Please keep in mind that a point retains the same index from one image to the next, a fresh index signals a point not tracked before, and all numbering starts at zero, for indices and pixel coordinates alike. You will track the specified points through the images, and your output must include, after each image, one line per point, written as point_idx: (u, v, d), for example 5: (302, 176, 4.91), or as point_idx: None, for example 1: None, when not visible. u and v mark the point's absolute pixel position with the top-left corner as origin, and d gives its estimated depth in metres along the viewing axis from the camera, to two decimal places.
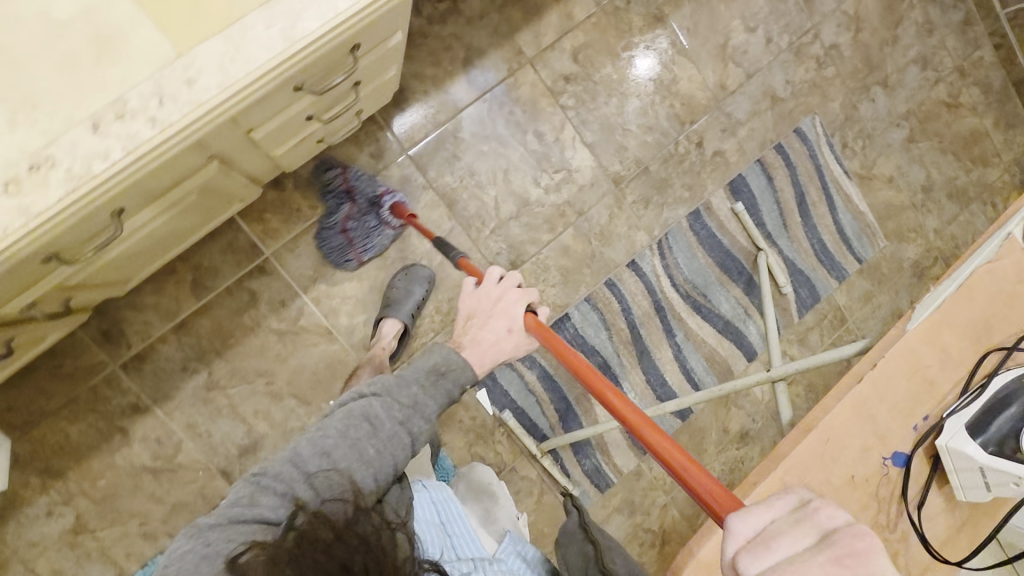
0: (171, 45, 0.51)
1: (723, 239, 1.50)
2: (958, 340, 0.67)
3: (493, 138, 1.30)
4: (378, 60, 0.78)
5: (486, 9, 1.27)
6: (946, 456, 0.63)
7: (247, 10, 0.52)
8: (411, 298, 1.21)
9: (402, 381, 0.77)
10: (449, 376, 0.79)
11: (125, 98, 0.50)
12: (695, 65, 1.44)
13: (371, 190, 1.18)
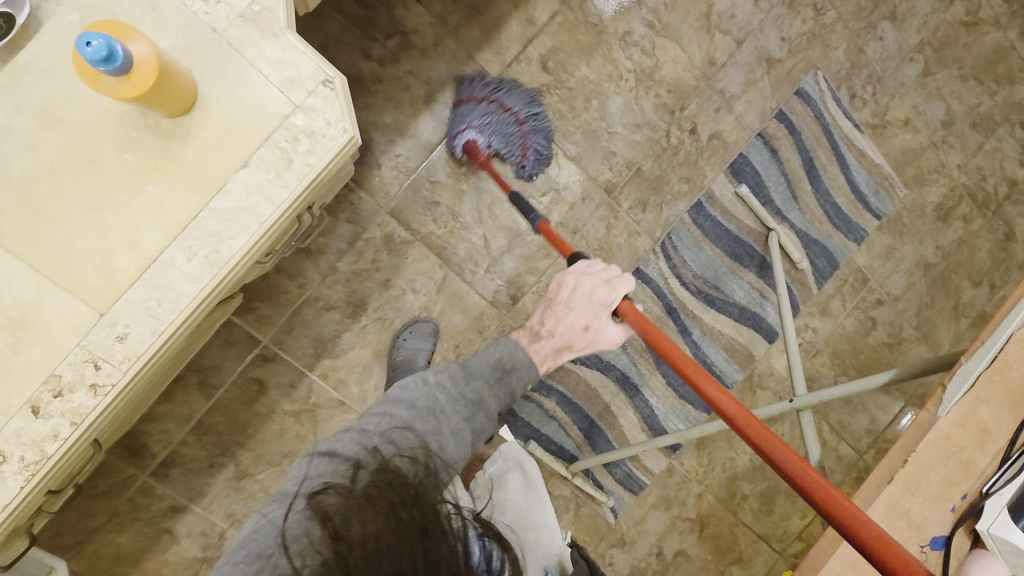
0: (91, 307, 0.58)
1: (729, 225, 1.41)
2: (996, 413, 0.64)
3: (471, 174, 1.22)
4: (332, 182, 0.79)
5: (440, 36, 1.17)
6: (988, 540, 0.59)
7: (161, 248, 0.59)
8: (419, 354, 1.15)
9: (471, 371, 0.79)
10: (513, 372, 0.80)
11: (59, 373, 0.57)
12: (678, 44, 1.33)
13: (504, 148, 1.18)
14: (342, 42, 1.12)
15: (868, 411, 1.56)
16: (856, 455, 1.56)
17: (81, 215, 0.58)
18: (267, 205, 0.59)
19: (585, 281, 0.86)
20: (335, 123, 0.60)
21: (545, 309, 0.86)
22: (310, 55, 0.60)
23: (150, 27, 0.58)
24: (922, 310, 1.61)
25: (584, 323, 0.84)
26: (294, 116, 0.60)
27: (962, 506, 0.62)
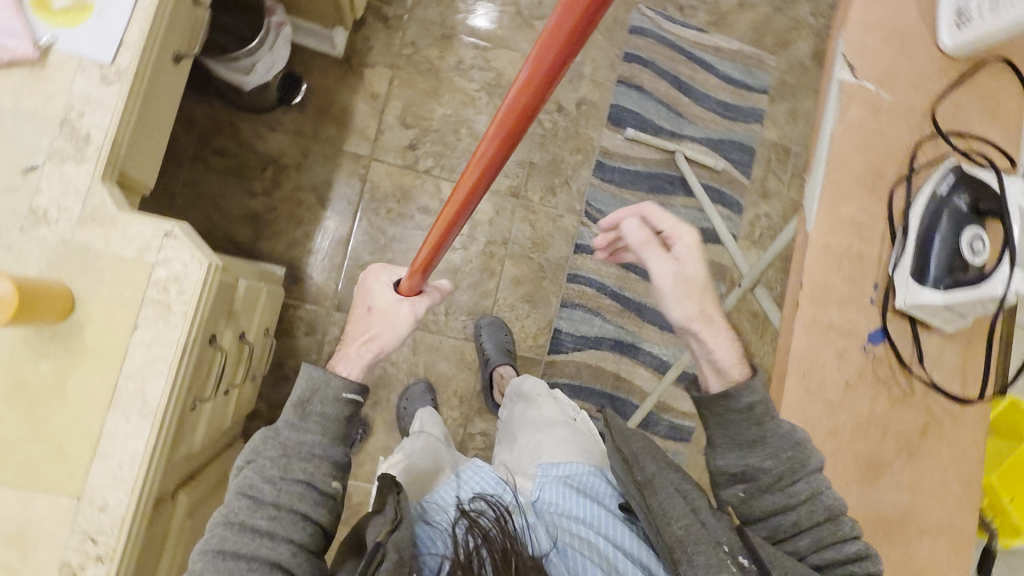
0: (66, 494, 0.60)
1: (636, 166, 1.49)
2: (857, 204, 0.69)
3: (391, 242, 1.32)
4: (244, 304, 0.84)
5: (306, 146, 1.30)
6: (912, 310, 0.67)
7: (101, 420, 0.61)
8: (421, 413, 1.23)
9: (270, 433, 0.67)
10: (315, 397, 0.70)
11: (67, 560, 0.60)
12: (507, 46, 1.44)
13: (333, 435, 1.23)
14: (228, 193, 1.25)
15: None
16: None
17: (22, 430, 0.60)
18: (168, 346, 0.63)
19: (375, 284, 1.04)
20: (192, 260, 0.63)
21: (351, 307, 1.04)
22: (147, 219, 0.64)
23: (14, 263, 0.61)
24: None
25: (387, 293, 1.02)
26: (156, 272, 0.63)
27: (878, 297, 0.68)
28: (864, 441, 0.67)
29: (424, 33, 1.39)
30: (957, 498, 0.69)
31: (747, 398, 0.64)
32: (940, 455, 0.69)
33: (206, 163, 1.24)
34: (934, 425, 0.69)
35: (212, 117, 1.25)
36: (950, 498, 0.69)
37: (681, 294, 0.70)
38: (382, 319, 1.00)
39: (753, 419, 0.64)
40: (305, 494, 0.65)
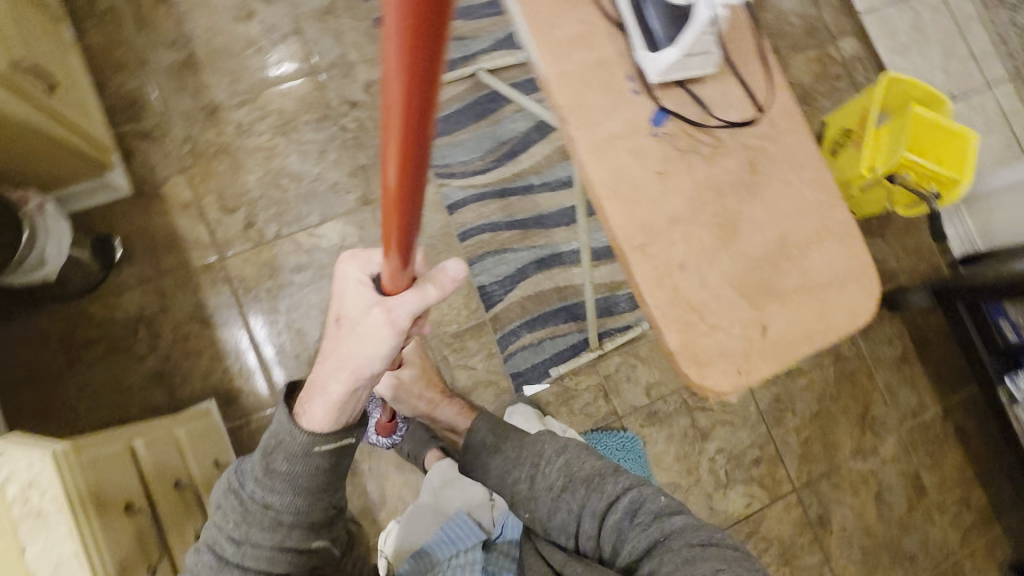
0: None
1: (454, 107, 1.48)
2: (564, 23, 0.69)
3: (289, 314, 1.32)
4: (147, 458, 0.92)
5: (159, 288, 1.28)
6: (665, 77, 0.68)
7: None
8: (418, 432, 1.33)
9: (239, 486, 0.76)
10: (283, 458, 0.74)
11: None
12: (270, 82, 1.40)
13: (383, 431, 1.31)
14: (119, 372, 1.24)
15: None
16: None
17: None
18: (61, 536, 0.71)
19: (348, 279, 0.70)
20: (33, 462, 0.72)
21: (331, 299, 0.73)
22: None
23: None
24: None
25: (364, 293, 0.68)
26: (11, 491, 0.71)
27: (637, 84, 0.69)
28: (705, 208, 0.69)
29: (190, 123, 1.36)
30: (817, 199, 0.71)
31: (476, 438, 1.06)
32: (779, 174, 0.71)
33: (81, 362, 1.23)
34: (758, 153, 0.71)
35: (59, 321, 1.23)
36: (811, 202, 0.71)
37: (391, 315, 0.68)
38: (353, 338, 0.68)
39: (488, 441, 1.04)
40: (271, 557, 0.74)
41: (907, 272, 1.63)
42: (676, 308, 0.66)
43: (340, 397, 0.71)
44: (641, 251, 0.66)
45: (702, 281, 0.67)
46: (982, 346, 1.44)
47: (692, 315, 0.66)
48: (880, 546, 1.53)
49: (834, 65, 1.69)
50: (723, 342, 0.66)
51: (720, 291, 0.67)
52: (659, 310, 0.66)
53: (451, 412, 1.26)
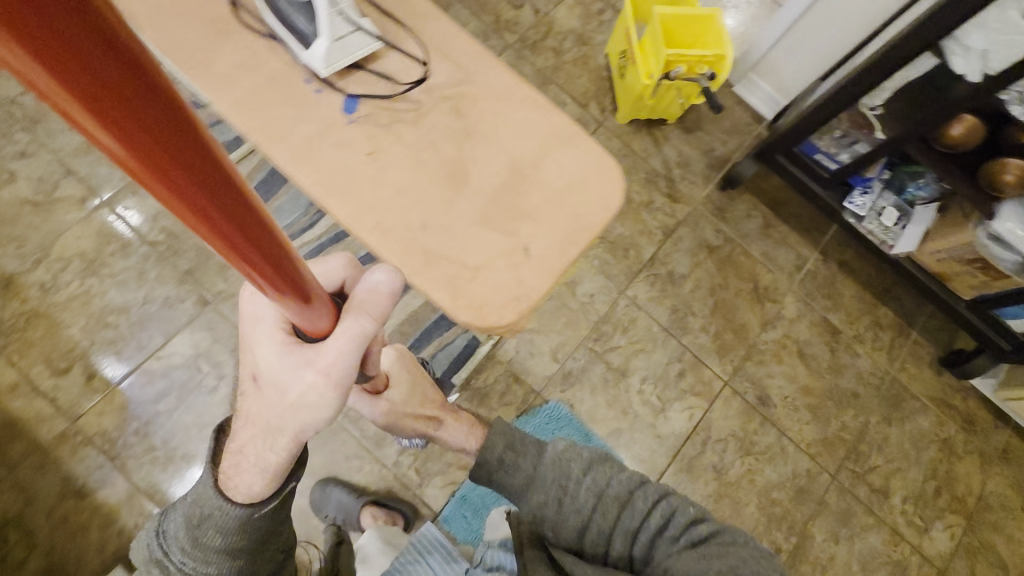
0: None
1: (256, 177, 1.47)
2: (235, 75, 0.85)
3: (168, 444, 1.28)
4: None
5: (20, 479, 1.22)
6: (336, 66, 0.85)
7: None
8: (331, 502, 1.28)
9: (172, 553, 0.67)
10: (212, 526, 0.64)
11: None
12: (60, 233, 1.37)
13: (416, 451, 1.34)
14: None
15: None
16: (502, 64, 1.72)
17: None
18: None
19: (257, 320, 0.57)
20: None
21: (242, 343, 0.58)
22: None
23: None
24: None
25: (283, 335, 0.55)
26: None
27: (320, 87, 0.86)
28: (421, 165, 0.83)
29: None
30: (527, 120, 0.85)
31: (493, 456, 0.94)
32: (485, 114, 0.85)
33: None
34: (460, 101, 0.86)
35: None
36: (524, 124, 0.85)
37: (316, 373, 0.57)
38: (275, 397, 0.55)
39: (504, 460, 0.94)
40: None
41: (733, 151, 1.76)
42: (438, 264, 0.78)
43: (288, 471, 0.62)
44: (383, 229, 0.79)
45: (453, 231, 0.80)
46: (815, 186, 1.50)
47: (455, 267, 0.78)
48: (824, 398, 1.57)
49: (591, 6, 1.83)
50: (490, 273, 0.79)
51: (471, 232, 0.80)
52: (420, 273, 0.78)
53: (461, 434, 1.14)
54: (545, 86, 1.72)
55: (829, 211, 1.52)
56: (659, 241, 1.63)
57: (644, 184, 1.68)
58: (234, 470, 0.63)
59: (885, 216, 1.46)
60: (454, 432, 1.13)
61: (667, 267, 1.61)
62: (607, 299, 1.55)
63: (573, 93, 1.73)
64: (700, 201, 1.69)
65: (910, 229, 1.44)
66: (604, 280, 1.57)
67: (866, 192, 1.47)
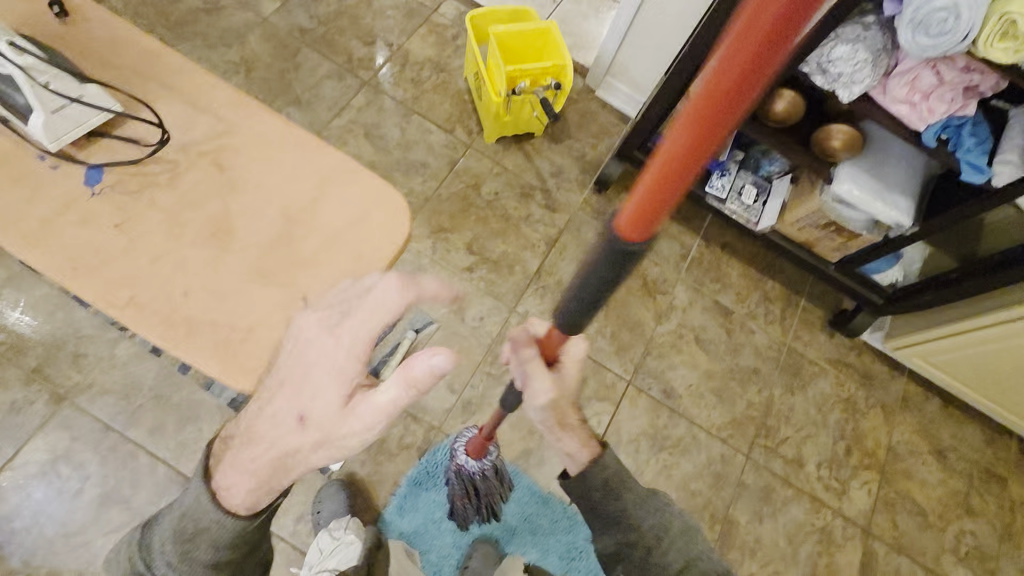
0: None
1: None
2: None
3: (31, 562, 1.18)
4: None
5: None
6: (69, 137, 0.74)
7: None
8: (338, 509, 1.26)
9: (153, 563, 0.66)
10: (207, 539, 0.66)
11: None
12: None
13: (484, 481, 1.28)
14: None
15: (310, 101, 1.66)
16: (361, 101, 1.70)
17: None
18: None
19: (325, 345, 0.66)
20: None
21: (286, 382, 0.66)
22: None
23: None
24: (210, 47, 1.67)
25: (345, 361, 0.65)
26: None
27: (53, 158, 0.75)
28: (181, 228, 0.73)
29: None
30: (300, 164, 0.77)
31: (600, 477, 0.91)
32: (250, 161, 0.77)
33: None
34: (223, 152, 0.77)
35: None
36: (296, 168, 0.77)
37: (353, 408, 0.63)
38: (323, 413, 0.63)
39: (613, 494, 0.90)
40: None
41: (604, 153, 1.79)
42: (200, 331, 0.68)
43: (287, 488, 0.67)
44: (136, 305, 0.68)
45: (219, 295, 0.70)
46: None
47: (222, 332, 0.69)
48: (727, 380, 1.58)
49: (444, 33, 1.85)
50: (264, 332, 0.70)
51: (241, 291, 0.71)
52: (182, 346, 0.68)
53: (573, 444, 0.91)
54: (407, 116, 1.70)
55: (693, 197, 1.53)
56: (544, 252, 1.62)
57: (521, 199, 1.67)
58: (234, 486, 0.66)
59: (744, 194, 1.50)
60: (569, 445, 0.91)
61: (555, 276, 1.60)
62: (498, 319, 1.52)
63: (438, 120, 1.72)
64: (578, 206, 1.70)
65: (770, 204, 1.49)
66: (494, 301, 1.54)
67: (723, 174, 1.50)
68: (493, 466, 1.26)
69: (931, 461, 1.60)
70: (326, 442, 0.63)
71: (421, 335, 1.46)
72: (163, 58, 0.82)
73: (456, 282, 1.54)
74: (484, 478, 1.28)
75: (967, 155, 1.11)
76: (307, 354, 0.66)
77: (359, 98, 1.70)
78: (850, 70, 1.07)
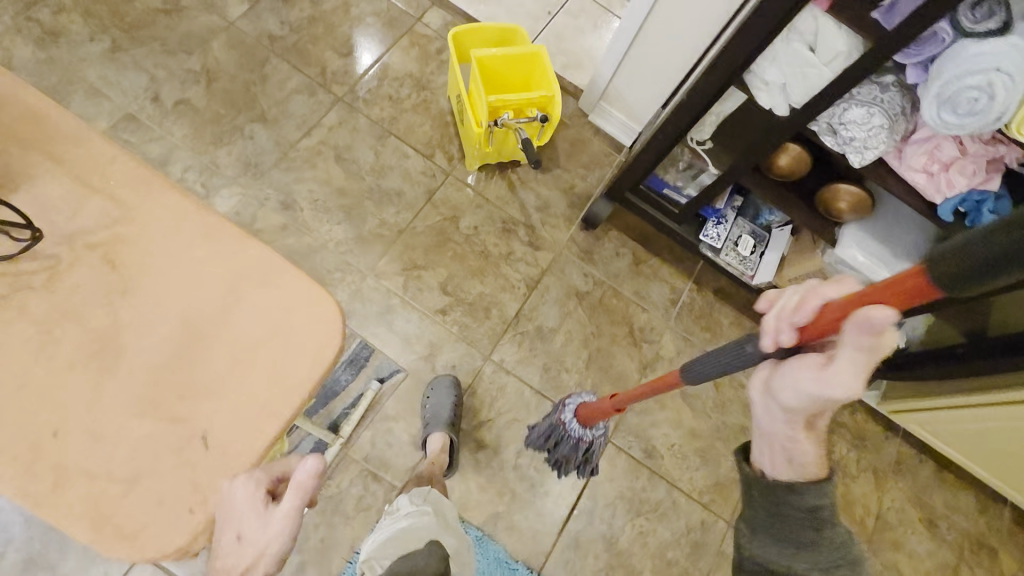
0: None
1: None
2: None
3: None
4: None
5: None
6: None
7: None
8: (445, 406, 1.31)
9: None
10: None
11: None
12: None
13: (579, 448, 1.24)
14: None
15: (277, 117, 1.53)
16: (333, 119, 1.56)
17: None
18: None
19: (217, 526, 0.58)
20: None
21: (198, 534, 0.59)
22: None
23: None
24: (169, 52, 1.52)
25: (238, 515, 0.58)
26: None
27: None
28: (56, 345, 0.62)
29: None
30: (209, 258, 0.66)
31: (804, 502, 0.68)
32: (146, 257, 0.65)
33: None
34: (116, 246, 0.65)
35: None
36: (201, 270, 0.66)
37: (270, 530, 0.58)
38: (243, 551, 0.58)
39: (817, 527, 0.67)
40: None
41: (594, 186, 1.67)
42: (71, 484, 0.58)
43: None
44: None
45: (103, 434, 0.60)
46: (668, 221, 1.41)
47: (98, 484, 0.59)
48: (713, 439, 1.49)
49: (428, 45, 1.71)
50: (148, 481, 0.60)
51: (126, 428, 0.61)
52: (47, 502, 0.58)
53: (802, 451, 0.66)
54: (383, 139, 1.58)
55: (686, 244, 1.41)
56: (524, 294, 1.51)
57: (503, 234, 1.56)
58: None
59: (740, 246, 1.39)
60: (800, 453, 0.66)
61: (534, 321, 1.49)
62: (470, 368, 1.42)
63: (416, 144, 1.59)
64: (563, 244, 1.59)
65: (767, 256, 1.39)
66: (468, 347, 1.43)
67: (719, 222, 1.39)
68: (591, 441, 1.22)
69: (921, 530, 1.52)
70: (258, 556, 0.58)
71: (386, 385, 1.36)
72: (43, 117, 0.67)
73: (427, 326, 1.43)
74: (581, 446, 1.23)
75: None
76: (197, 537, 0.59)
77: (331, 116, 1.57)
78: (863, 135, 0.93)
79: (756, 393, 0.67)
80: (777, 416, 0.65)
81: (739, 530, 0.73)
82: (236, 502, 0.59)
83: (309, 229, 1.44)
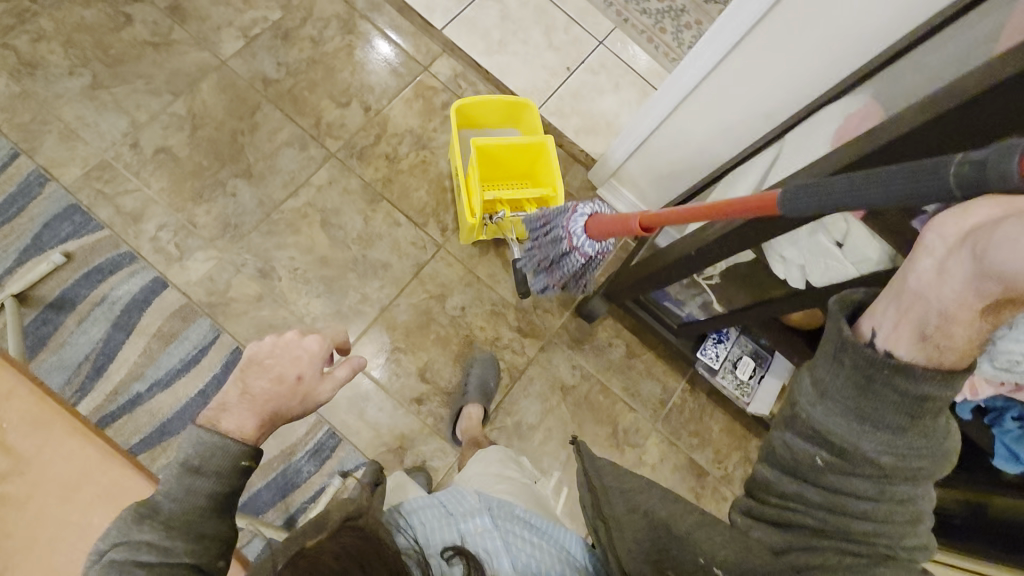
0: None
1: None
2: None
3: None
4: None
5: None
6: None
7: None
8: None
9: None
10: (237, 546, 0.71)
11: None
12: None
13: (568, 255, 1.14)
14: None
15: (263, 171, 1.44)
16: (322, 177, 1.47)
17: None
18: None
19: (285, 349, 0.79)
20: None
21: (259, 357, 0.78)
22: None
23: None
24: (154, 92, 1.42)
25: (300, 355, 0.79)
26: None
27: None
28: None
29: None
30: (93, 492, 0.80)
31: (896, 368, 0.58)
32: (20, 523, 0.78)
33: None
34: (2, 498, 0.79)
35: None
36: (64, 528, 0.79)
37: (321, 384, 0.80)
38: (292, 384, 0.78)
39: (912, 413, 0.59)
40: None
41: None
42: None
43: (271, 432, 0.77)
44: None
45: None
46: (665, 332, 1.32)
47: None
48: None
49: (434, 98, 1.60)
50: None
51: None
52: None
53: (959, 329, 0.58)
54: (374, 203, 1.48)
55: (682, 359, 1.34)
56: (505, 386, 1.44)
57: (491, 318, 1.48)
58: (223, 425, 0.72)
59: (739, 369, 1.31)
60: (952, 334, 0.58)
61: (513, 416, 1.43)
62: (441, 463, 1.36)
63: (409, 210, 1.50)
64: (554, 332, 1.50)
65: (766, 381, 1.31)
66: (441, 442, 1.37)
67: (719, 341, 1.31)
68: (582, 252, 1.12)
69: None
70: (304, 400, 0.79)
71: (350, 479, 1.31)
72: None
73: (401, 415, 1.37)
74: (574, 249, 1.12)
75: (1005, 438, 0.91)
76: (271, 343, 0.79)
77: (321, 174, 1.47)
78: None
79: (935, 235, 0.60)
80: (947, 274, 0.59)
81: (808, 377, 0.64)
82: (308, 342, 0.81)
83: (286, 301, 1.37)
